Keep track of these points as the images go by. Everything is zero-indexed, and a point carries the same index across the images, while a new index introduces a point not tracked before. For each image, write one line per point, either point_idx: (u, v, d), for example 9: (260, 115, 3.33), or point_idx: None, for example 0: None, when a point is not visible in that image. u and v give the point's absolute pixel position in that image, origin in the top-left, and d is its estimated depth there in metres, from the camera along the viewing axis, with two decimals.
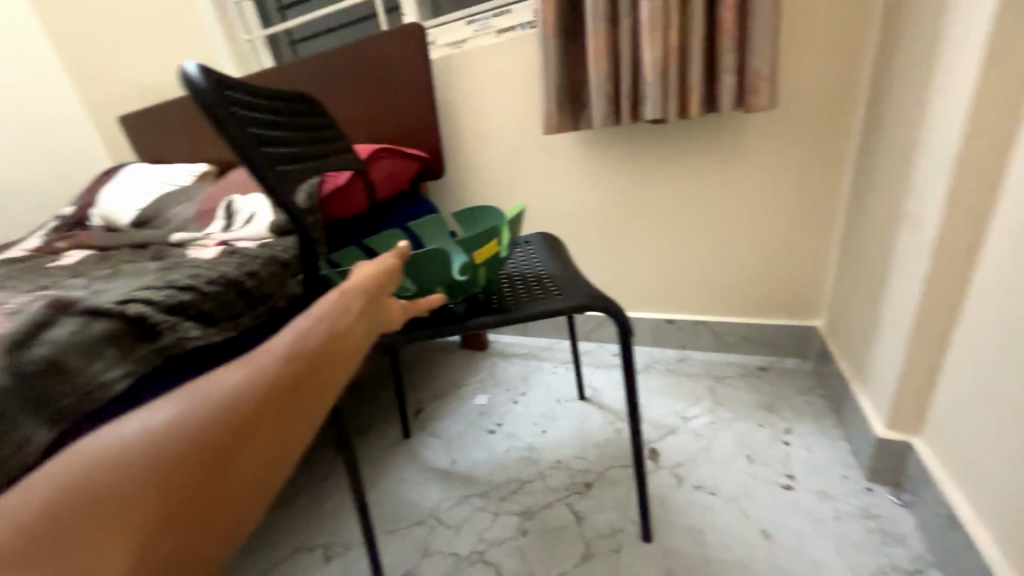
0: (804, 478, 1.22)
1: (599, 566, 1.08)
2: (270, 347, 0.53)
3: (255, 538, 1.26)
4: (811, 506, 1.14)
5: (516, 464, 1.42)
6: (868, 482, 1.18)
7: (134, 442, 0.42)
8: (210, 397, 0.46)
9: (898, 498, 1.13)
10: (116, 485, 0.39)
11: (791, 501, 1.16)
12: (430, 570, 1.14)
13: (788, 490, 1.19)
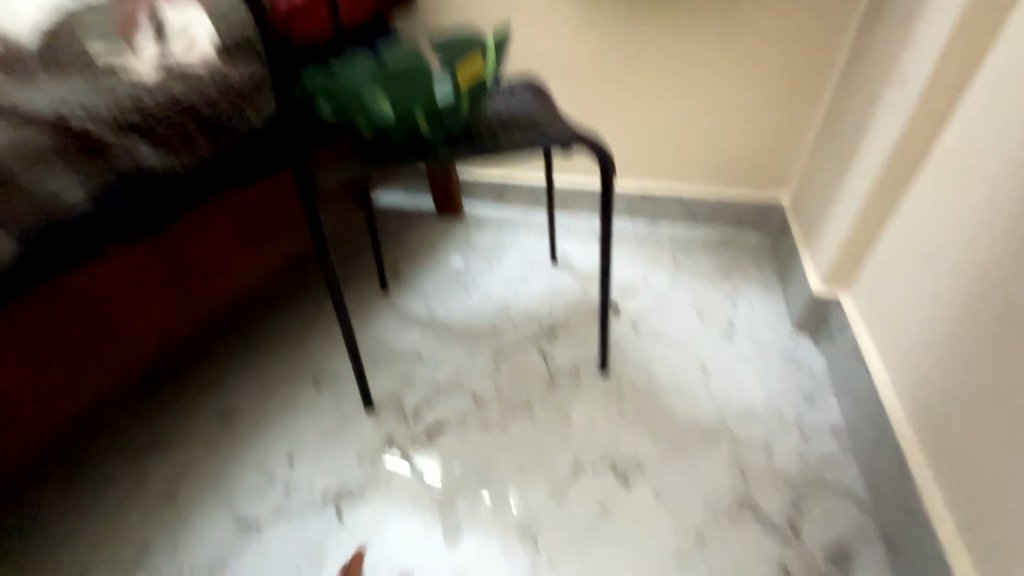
0: (744, 328, 1.40)
1: (563, 391, 1.26)
2: None
3: (243, 371, 1.34)
4: (745, 349, 1.33)
5: (491, 315, 1.53)
6: (795, 331, 1.36)
7: None
8: None
9: (816, 342, 1.33)
10: None
11: (730, 344, 1.35)
12: (414, 395, 1.28)
13: (728, 337, 1.37)
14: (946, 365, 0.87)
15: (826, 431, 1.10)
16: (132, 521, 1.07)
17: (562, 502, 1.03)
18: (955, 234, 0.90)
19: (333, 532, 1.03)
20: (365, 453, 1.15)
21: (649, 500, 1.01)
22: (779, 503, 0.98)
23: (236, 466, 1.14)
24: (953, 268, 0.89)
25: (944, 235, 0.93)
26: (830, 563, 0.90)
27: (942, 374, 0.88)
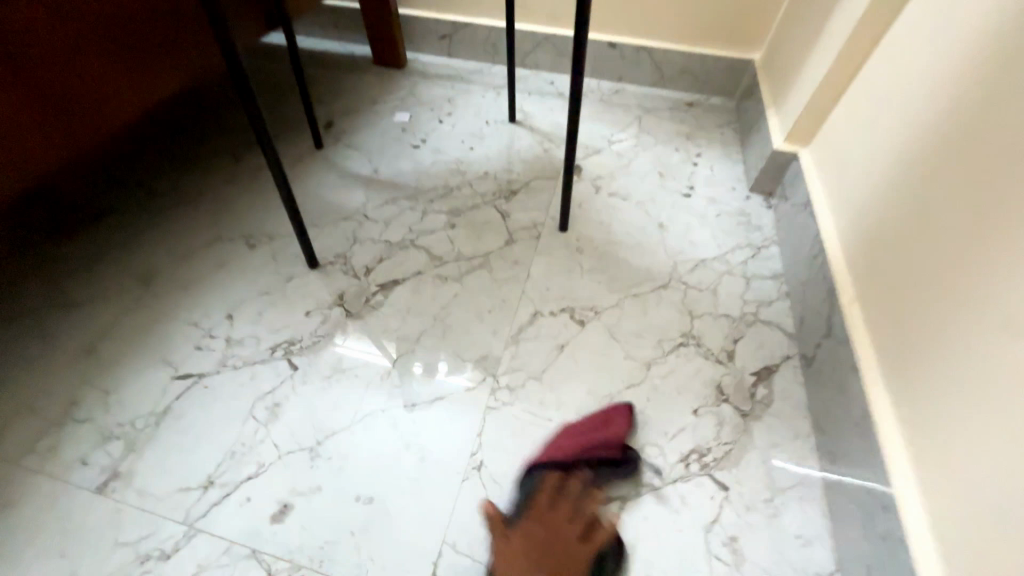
0: (702, 189, 1.39)
1: (520, 247, 1.22)
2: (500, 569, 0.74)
3: (159, 230, 1.17)
4: (701, 208, 1.33)
5: (444, 174, 1.40)
6: (749, 192, 1.37)
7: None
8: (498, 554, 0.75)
9: (767, 203, 1.35)
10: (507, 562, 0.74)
11: (687, 204, 1.34)
12: (362, 252, 1.19)
13: (686, 198, 1.36)
14: (878, 204, 0.90)
15: (767, 277, 1.18)
16: (47, 377, 0.95)
17: (516, 344, 1.03)
18: (914, 70, 0.87)
19: (286, 383, 0.95)
20: (313, 306, 1.08)
21: (602, 335, 1.04)
22: (720, 337, 1.05)
23: (167, 323, 1.04)
24: (902, 105, 0.88)
25: (902, 71, 0.90)
26: (756, 380, 0.98)
27: (872, 214, 0.92)
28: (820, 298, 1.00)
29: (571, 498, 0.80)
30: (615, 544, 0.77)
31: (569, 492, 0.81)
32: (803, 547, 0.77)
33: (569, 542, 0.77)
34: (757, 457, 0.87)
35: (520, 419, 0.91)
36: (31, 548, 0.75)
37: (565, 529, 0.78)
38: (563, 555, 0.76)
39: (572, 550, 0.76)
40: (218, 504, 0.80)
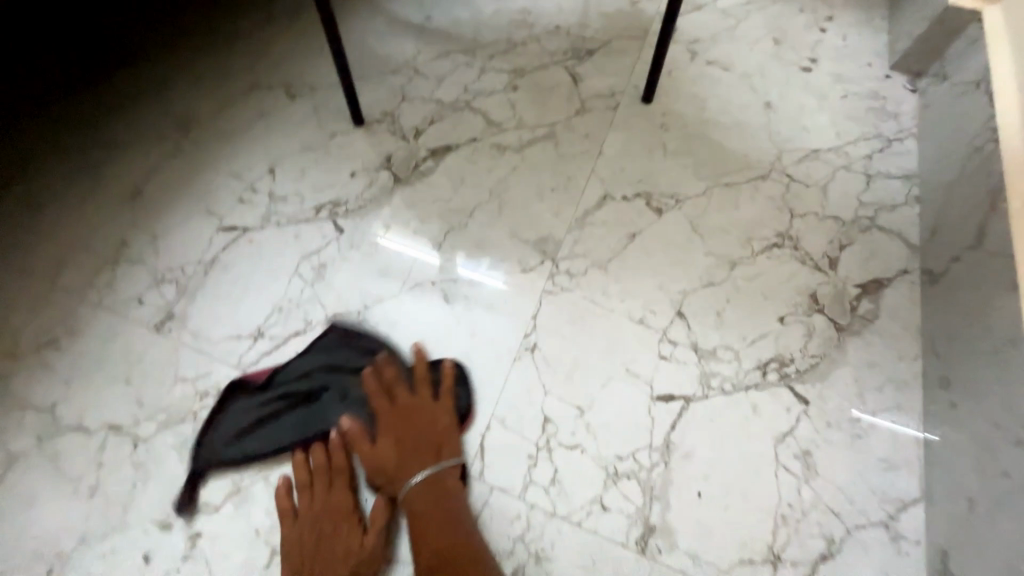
0: (829, 62, 1.09)
1: (592, 119, 1.03)
2: (415, 482, 0.67)
3: (195, 72, 1.05)
4: (823, 86, 1.06)
5: (507, 25, 1.16)
6: (892, 68, 1.07)
7: (423, 486, 0.67)
8: (385, 457, 0.69)
9: (913, 84, 1.06)
10: (406, 469, 0.68)
11: (805, 80, 1.07)
12: (411, 113, 1.05)
13: (806, 72, 1.08)
14: None
15: (896, 176, 0.95)
16: (95, 217, 0.91)
17: (581, 227, 0.90)
18: None
19: (332, 246, 0.89)
20: (359, 167, 0.98)
21: (682, 227, 0.90)
22: (824, 241, 0.88)
23: (209, 174, 0.97)
24: None
25: None
26: (861, 292, 0.83)
27: None
28: (971, 203, 0.80)
29: (403, 384, 0.74)
30: (462, 386, 0.75)
31: (400, 379, 0.74)
32: (887, 471, 0.69)
33: (398, 416, 0.71)
34: (847, 373, 0.76)
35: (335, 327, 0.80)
36: (98, 372, 0.77)
37: (391, 408, 0.72)
38: (405, 436, 0.70)
39: (410, 426, 0.71)
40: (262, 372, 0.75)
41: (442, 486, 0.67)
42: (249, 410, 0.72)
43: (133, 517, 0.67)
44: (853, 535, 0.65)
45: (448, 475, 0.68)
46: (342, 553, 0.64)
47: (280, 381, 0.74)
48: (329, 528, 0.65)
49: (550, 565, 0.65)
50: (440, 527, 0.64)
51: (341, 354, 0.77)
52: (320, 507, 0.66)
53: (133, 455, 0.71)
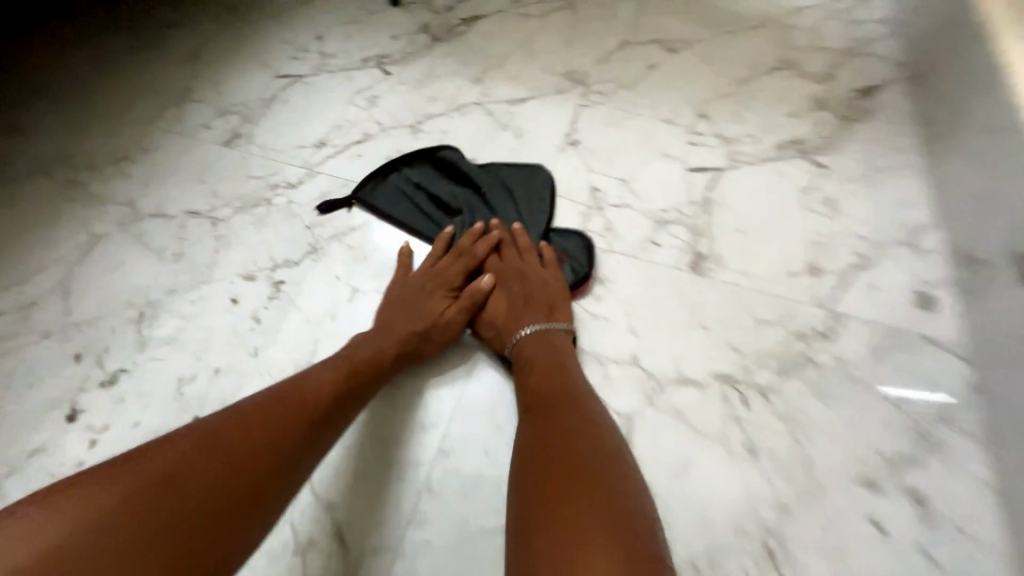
0: None
1: None
2: (522, 333, 0.62)
3: None
4: None
5: None
6: None
7: (531, 343, 0.61)
8: (497, 307, 0.65)
9: None
10: (514, 320, 0.63)
11: None
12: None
13: None
14: None
15: (876, 21, 1.06)
16: (158, 71, 0.99)
17: (605, 64, 1.00)
18: None
19: (382, 84, 0.97)
20: (399, 33, 1.07)
21: (695, 60, 1.00)
22: (821, 64, 0.99)
23: (259, 42, 1.05)
24: None
25: None
26: (858, 95, 0.93)
27: None
28: (943, 5, 0.90)
29: (526, 249, 0.69)
30: (580, 261, 0.70)
31: (525, 244, 0.69)
32: (902, 207, 0.77)
33: (526, 267, 0.67)
34: (853, 147, 0.85)
35: (501, 171, 0.77)
36: (173, 176, 0.83)
37: (515, 264, 0.68)
38: (520, 288, 0.65)
39: (532, 281, 0.65)
40: (427, 164, 0.77)
41: (552, 340, 0.61)
42: (403, 189, 0.76)
43: (218, 273, 0.71)
44: (880, 251, 0.72)
45: (559, 333, 0.62)
46: (426, 312, 0.63)
47: (439, 183, 0.76)
48: (423, 290, 0.65)
49: (611, 287, 0.69)
50: (545, 371, 0.58)
51: (498, 192, 0.75)
52: (416, 280, 0.66)
53: (212, 231, 0.76)
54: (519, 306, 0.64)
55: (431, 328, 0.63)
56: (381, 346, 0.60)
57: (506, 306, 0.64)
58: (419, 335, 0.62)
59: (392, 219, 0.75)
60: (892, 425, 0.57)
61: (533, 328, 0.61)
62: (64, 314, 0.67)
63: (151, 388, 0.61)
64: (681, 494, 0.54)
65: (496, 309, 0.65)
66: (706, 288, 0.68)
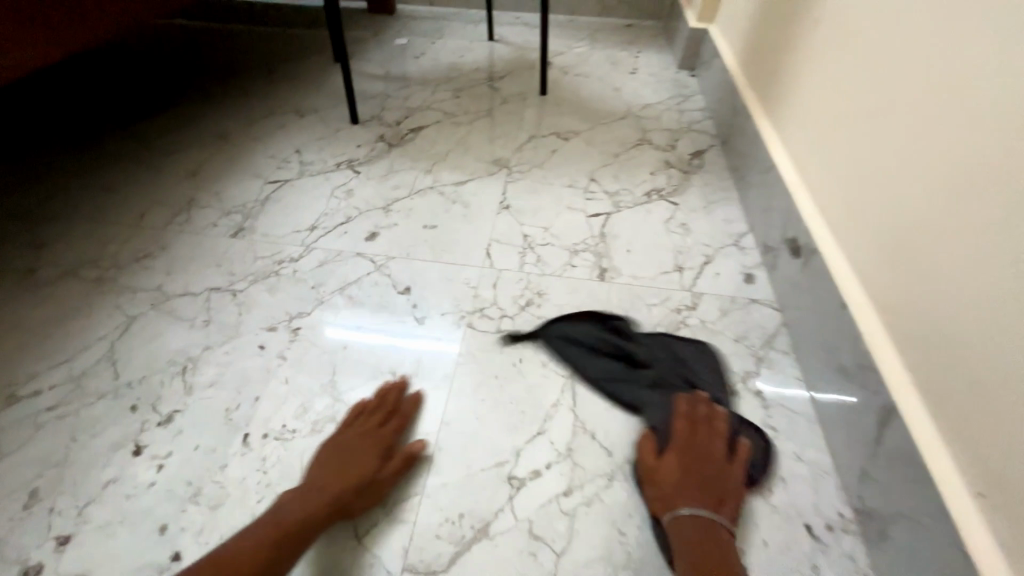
0: (644, 68, 1.74)
1: (512, 106, 1.55)
2: (685, 513, 0.64)
3: (228, 107, 1.45)
4: (646, 78, 1.70)
5: (444, 67, 1.70)
6: (678, 69, 1.75)
7: (689, 525, 0.63)
8: (668, 474, 0.68)
9: (692, 74, 1.73)
10: (682, 496, 0.66)
11: (634, 77, 1.70)
12: (390, 115, 1.49)
13: (633, 74, 1.71)
14: (754, 23, 1.31)
15: (697, 110, 1.56)
16: (164, 186, 1.21)
17: (520, 151, 1.37)
18: None
19: (354, 180, 1.26)
20: (362, 142, 1.39)
21: (583, 144, 1.41)
22: (666, 139, 1.44)
23: (248, 158, 1.32)
24: None
25: None
26: (693, 157, 1.37)
27: (752, 30, 1.32)
28: (728, 100, 1.39)
29: (713, 431, 0.72)
30: (756, 459, 0.72)
31: (711, 424, 0.73)
32: (729, 223, 1.15)
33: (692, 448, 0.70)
34: (694, 189, 1.25)
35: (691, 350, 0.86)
36: (192, 264, 1.02)
37: (696, 441, 0.71)
38: (698, 470, 0.68)
39: (707, 467, 0.68)
40: (624, 327, 0.88)
41: (714, 534, 0.62)
42: (592, 335, 0.86)
43: (245, 328, 0.90)
44: (720, 251, 1.07)
45: (722, 528, 0.63)
46: (361, 466, 0.68)
47: (649, 337, 0.87)
48: (360, 447, 0.70)
49: (548, 297, 0.97)
50: (704, 561, 0.59)
51: (674, 364, 0.83)
52: (348, 436, 0.72)
53: (234, 299, 0.95)
54: (693, 484, 0.66)
55: (369, 484, 0.67)
56: (316, 505, 0.64)
57: (678, 480, 0.67)
58: (354, 491, 0.66)
59: (564, 362, 0.85)
60: (737, 354, 0.87)
61: (693, 508, 0.64)
62: (115, 378, 0.83)
63: (204, 421, 0.77)
64: (615, 421, 0.78)
65: (662, 477, 0.68)
66: (612, 290, 0.98)
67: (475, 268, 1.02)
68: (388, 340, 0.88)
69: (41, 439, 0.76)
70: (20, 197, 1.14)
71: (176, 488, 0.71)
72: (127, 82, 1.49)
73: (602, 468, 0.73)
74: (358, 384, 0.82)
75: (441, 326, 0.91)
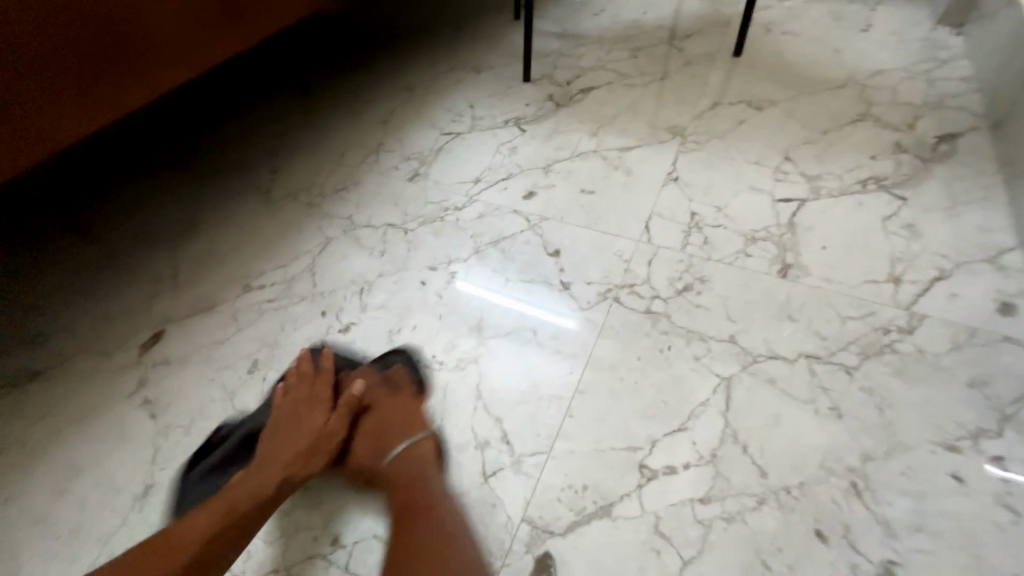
0: (882, 25, 1.38)
1: (697, 69, 1.37)
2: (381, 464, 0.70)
3: (415, 62, 1.58)
4: (883, 37, 1.34)
5: (624, 25, 1.58)
6: (935, 26, 1.34)
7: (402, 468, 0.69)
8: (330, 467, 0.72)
9: (956, 32, 1.31)
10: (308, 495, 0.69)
11: (865, 36, 1.35)
12: (561, 74, 1.45)
13: (864, 32, 1.36)
14: None
15: (955, 79, 1.19)
16: (359, 130, 1.38)
17: (699, 120, 1.22)
18: None
19: (518, 138, 1.27)
20: (531, 100, 1.39)
21: (780, 116, 1.19)
22: (900, 115, 1.13)
23: (427, 110, 1.42)
24: None
25: None
26: (939, 140, 1.05)
27: None
28: (1020, 66, 1.02)
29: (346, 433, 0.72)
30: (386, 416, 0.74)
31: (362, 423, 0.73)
32: (985, 233, 0.87)
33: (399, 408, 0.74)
34: (934, 182, 0.97)
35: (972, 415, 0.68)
36: (375, 201, 1.16)
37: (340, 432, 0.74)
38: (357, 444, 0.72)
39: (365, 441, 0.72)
40: (925, 358, 0.72)
41: (412, 465, 0.69)
42: (845, 332, 0.76)
43: (411, 264, 1.00)
44: (961, 267, 0.82)
45: (419, 457, 0.69)
46: (306, 428, 0.71)
47: (899, 366, 0.72)
48: (299, 413, 0.73)
49: (711, 285, 0.86)
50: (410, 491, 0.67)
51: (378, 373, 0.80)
52: (284, 408, 0.75)
53: (405, 237, 1.06)
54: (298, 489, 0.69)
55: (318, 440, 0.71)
56: (260, 479, 0.67)
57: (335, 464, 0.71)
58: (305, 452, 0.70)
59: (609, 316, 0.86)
60: (973, 404, 0.68)
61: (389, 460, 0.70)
62: (313, 287, 1.00)
63: (371, 338, 0.90)
64: (773, 439, 0.68)
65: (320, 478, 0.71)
66: (795, 290, 0.83)
67: (630, 241, 0.95)
68: (533, 299, 0.89)
69: (261, 323, 0.96)
70: (262, 129, 1.40)
71: None
72: (342, 35, 1.71)
73: (750, 487, 0.65)
74: (500, 334, 0.85)
75: (584, 296, 0.88)
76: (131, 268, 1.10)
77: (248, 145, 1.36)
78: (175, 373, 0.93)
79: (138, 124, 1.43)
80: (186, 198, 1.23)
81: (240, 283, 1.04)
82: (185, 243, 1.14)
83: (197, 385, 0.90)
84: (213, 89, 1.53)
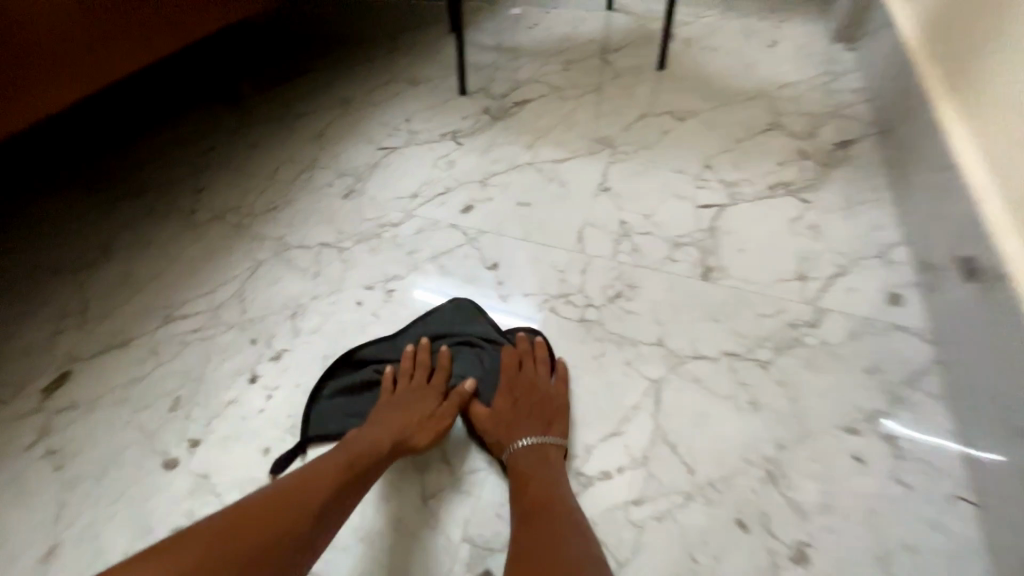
0: (787, 41, 1.50)
1: (625, 82, 1.43)
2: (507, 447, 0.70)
3: (348, 74, 1.55)
4: (788, 52, 1.46)
5: (557, 39, 1.62)
6: (831, 42, 1.48)
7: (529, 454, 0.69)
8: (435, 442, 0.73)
9: (849, 47, 1.45)
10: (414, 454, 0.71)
11: (773, 51, 1.47)
12: (497, 87, 1.47)
13: (772, 48, 1.48)
14: None
15: (849, 91, 1.31)
16: (291, 146, 1.33)
17: (628, 131, 1.27)
18: None
19: (455, 151, 1.27)
20: (467, 114, 1.40)
21: (700, 126, 1.26)
22: (804, 124, 1.23)
23: (363, 123, 1.40)
24: None
25: None
26: (837, 146, 1.16)
27: None
28: (898, 80, 1.14)
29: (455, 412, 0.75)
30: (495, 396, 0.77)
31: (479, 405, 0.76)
32: (877, 231, 0.97)
33: (534, 381, 0.76)
34: (834, 186, 1.06)
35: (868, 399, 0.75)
36: (310, 220, 1.12)
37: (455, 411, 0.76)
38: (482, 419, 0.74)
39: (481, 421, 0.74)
40: (827, 349, 0.79)
41: (545, 453, 0.69)
42: (759, 330, 0.82)
43: (347, 284, 0.98)
44: (857, 263, 0.91)
45: (549, 447, 0.69)
46: (425, 407, 0.74)
47: (806, 357, 0.79)
48: (413, 396, 0.76)
49: (640, 290, 0.90)
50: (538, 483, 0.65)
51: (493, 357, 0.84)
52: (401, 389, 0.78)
53: (340, 256, 1.03)
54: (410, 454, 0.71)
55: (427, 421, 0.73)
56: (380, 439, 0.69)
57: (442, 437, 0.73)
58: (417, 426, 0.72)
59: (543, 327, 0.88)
60: (869, 388, 0.76)
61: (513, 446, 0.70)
62: (241, 313, 0.95)
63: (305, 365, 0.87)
64: (698, 435, 0.72)
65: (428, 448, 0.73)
66: (715, 292, 0.88)
67: (565, 251, 0.98)
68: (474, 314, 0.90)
69: (184, 356, 0.90)
70: (184, 146, 1.32)
71: (279, 418, 0.82)
72: (269, 46, 1.65)
73: (678, 484, 0.68)
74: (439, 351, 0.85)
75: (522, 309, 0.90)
76: (31, 302, 1.00)
77: (167, 163, 1.27)
78: (85, 417, 0.85)
79: (40, 142, 1.30)
80: (97, 223, 1.14)
81: (160, 313, 0.97)
82: (96, 272, 1.05)
83: (111, 428, 0.83)
84: (128, 104, 1.42)
